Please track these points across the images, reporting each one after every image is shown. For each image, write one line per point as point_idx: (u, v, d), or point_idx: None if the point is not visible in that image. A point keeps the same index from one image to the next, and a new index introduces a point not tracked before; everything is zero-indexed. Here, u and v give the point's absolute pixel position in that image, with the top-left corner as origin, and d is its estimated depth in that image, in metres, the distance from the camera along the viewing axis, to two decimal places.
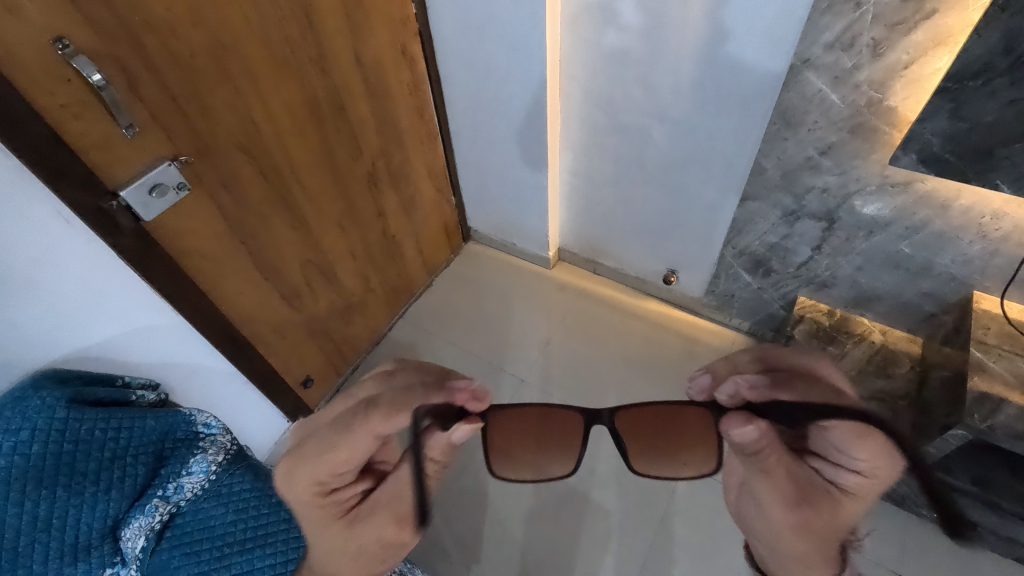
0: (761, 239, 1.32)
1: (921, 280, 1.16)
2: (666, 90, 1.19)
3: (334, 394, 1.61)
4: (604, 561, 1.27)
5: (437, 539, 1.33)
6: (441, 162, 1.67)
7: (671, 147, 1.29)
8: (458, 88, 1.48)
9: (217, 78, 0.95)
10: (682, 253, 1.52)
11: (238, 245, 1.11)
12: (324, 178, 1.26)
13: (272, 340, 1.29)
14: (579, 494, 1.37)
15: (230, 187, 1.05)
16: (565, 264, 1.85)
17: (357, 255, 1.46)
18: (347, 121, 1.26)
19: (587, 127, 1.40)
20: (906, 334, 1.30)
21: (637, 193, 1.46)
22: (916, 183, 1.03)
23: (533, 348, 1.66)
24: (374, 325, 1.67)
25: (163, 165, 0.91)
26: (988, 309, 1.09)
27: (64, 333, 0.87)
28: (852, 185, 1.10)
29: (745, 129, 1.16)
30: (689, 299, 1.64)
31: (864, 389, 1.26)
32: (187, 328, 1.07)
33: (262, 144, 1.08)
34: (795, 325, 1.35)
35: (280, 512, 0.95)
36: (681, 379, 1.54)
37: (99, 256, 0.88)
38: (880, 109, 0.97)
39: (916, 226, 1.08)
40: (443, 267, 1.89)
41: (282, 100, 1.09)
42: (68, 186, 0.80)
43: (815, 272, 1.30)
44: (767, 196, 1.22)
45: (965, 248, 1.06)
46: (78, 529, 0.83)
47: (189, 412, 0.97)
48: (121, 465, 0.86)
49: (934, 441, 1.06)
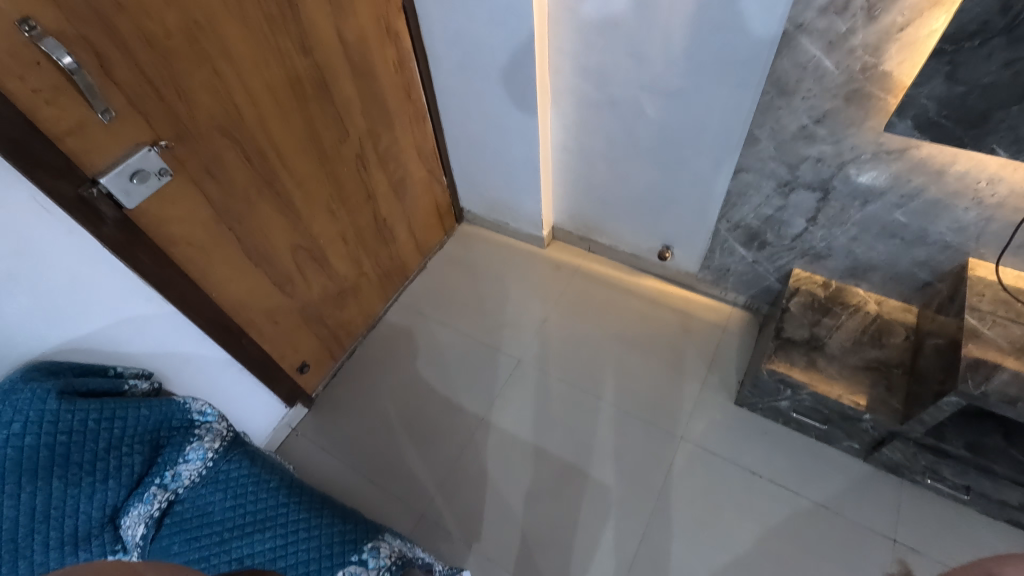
0: (756, 211, 1.30)
1: (915, 248, 1.16)
2: (657, 61, 1.17)
3: (331, 378, 1.61)
4: (603, 535, 1.28)
5: (438, 519, 1.35)
6: (430, 142, 1.65)
7: (663, 120, 1.27)
8: (446, 65, 1.44)
9: (194, 60, 0.92)
10: (676, 228, 1.51)
11: (225, 232, 1.10)
12: (311, 161, 1.24)
13: (265, 326, 1.29)
14: (577, 470, 1.38)
15: (214, 173, 1.03)
16: (559, 243, 1.83)
17: (348, 239, 1.45)
18: (332, 102, 1.23)
19: (578, 101, 1.37)
20: (902, 303, 1.29)
21: (630, 168, 1.44)
22: (911, 150, 1.01)
23: (529, 328, 1.66)
24: (368, 309, 1.66)
25: (143, 150, 0.89)
26: (983, 276, 1.09)
27: (51, 324, 0.86)
28: (846, 153, 1.08)
29: (737, 99, 1.14)
30: (685, 275, 1.63)
31: (859, 358, 1.25)
32: (177, 318, 1.06)
33: (245, 127, 1.05)
34: (789, 297, 1.35)
35: (278, 496, 0.95)
36: (678, 354, 1.54)
37: (83, 247, 0.87)
38: (875, 74, 0.95)
39: (911, 194, 1.07)
40: (437, 249, 1.88)
41: (263, 81, 1.05)
42: (46, 174, 0.78)
43: (809, 244, 1.29)
44: (761, 167, 1.21)
45: (961, 215, 1.05)
46: (77, 518, 0.83)
47: (182, 400, 0.97)
48: (116, 455, 0.87)
49: (928, 409, 1.06)
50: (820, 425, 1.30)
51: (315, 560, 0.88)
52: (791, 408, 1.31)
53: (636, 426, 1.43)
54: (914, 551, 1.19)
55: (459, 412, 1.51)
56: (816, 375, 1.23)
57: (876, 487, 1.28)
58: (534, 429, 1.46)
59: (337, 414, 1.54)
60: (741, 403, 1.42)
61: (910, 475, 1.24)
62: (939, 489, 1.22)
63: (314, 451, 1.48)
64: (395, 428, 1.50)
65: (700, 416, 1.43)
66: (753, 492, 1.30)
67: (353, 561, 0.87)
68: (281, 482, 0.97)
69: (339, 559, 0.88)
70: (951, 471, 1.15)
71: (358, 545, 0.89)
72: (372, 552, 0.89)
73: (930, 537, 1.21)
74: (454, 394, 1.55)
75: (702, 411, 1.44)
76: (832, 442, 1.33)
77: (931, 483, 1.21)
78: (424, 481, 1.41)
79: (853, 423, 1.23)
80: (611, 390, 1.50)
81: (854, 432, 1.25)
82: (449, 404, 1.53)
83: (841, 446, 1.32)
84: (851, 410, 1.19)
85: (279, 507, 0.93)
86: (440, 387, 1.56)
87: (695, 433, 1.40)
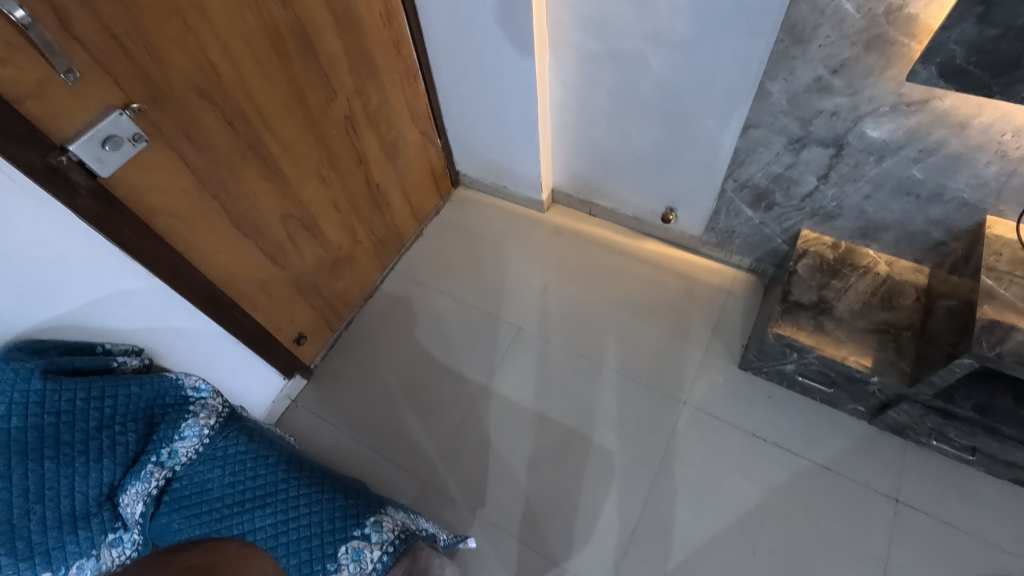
0: (765, 169, 1.25)
1: (931, 207, 1.11)
2: (663, 9, 1.08)
3: (330, 349, 1.58)
4: (607, 500, 1.29)
5: (441, 486, 1.35)
6: (423, 102, 1.57)
7: (668, 74, 1.20)
8: (437, 17, 1.35)
9: (163, 12, 0.85)
10: (680, 188, 1.45)
11: (210, 201, 1.04)
12: (297, 123, 1.17)
13: (259, 298, 1.25)
14: (579, 436, 1.37)
15: (193, 137, 0.97)
16: (559, 207, 1.78)
17: (340, 206, 1.39)
18: (317, 59, 1.16)
19: (578, 54, 1.29)
20: (913, 264, 1.26)
21: (633, 126, 1.37)
22: (933, 101, 0.95)
23: (529, 294, 1.62)
24: (365, 278, 1.62)
25: (113, 115, 0.83)
26: (1002, 235, 1.04)
27: (31, 300, 0.84)
28: (864, 105, 1.02)
29: (748, 48, 1.06)
30: (688, 238, 1.59)
31: (867, 321, 1.22)
32: (165, 292, 1.03)
33: (223, 87, 0.98)
34: (797, 259, 1.31)
35: (278, 472, 0.94)
36: (682, 319, 1.51)
37: (59, 220, 0.83)
38: (899, 18, 0.88)
39: (931, 149, 1.02)
40: (434, 215, 1.82)
41: (240, 36, 0.98)
42: (9, 141, 0.73)
43: (819, 204, 1.24)
44: (772, 123, 1.15)
45: (981, 169, 1.00)
46: (73, 498, 0.81)
47: (174, 377, 0.96)
48: (109, 433, 0.85)
49: (939, 371, 1.04)
50: (825, 389, 1.28)
51: (317, 535, 0.87)
52: (797, 372, 1.29)
53: (639, 391, 1.42)
54: (916, 510, 1.20)
55: (459, 380, 1.50)
56: (823, 338, 1.21)
57: (880, 449, 1.28)
58: (535, 396, 1.45)
59: (338, 384, 1.52)
60: (745, 367, 1.40)
61: (915, 436, 1.23)
62: (944, 450, 1.21)
63: (315, 422, 1.47)
64: (395, 397, 1.49)
65: (703, 380, 1.41)
66: (757, 455, 1.30)
67: (355, 536, 0.87)
68: (280, 457, 0.96)
69: (341, 534, 0.87)
70: (958, 432, 1.14)
71: (360, 519, 0.89)
72: (374, 526, 0.88)
73: (933, 496, 1.21)
74: (454, 362, 1.53)
75: (705, 375, 1.42)
76: (836, 405, 1.32)
77: (937, 444, 1.21)
78: (426, 449, 1.40)
79: (859, 386, 1.21)
80: (613, 356, 1.48)
81: (860, 395, 1.24)
82: (450, 372, 1.51)
83: (846, 409, 1.31)
84: (857, 372, 1.17)
85: (279, 483, 0.92)
86: (440, 356, 1.54)
87: (698, 398, 1.39)
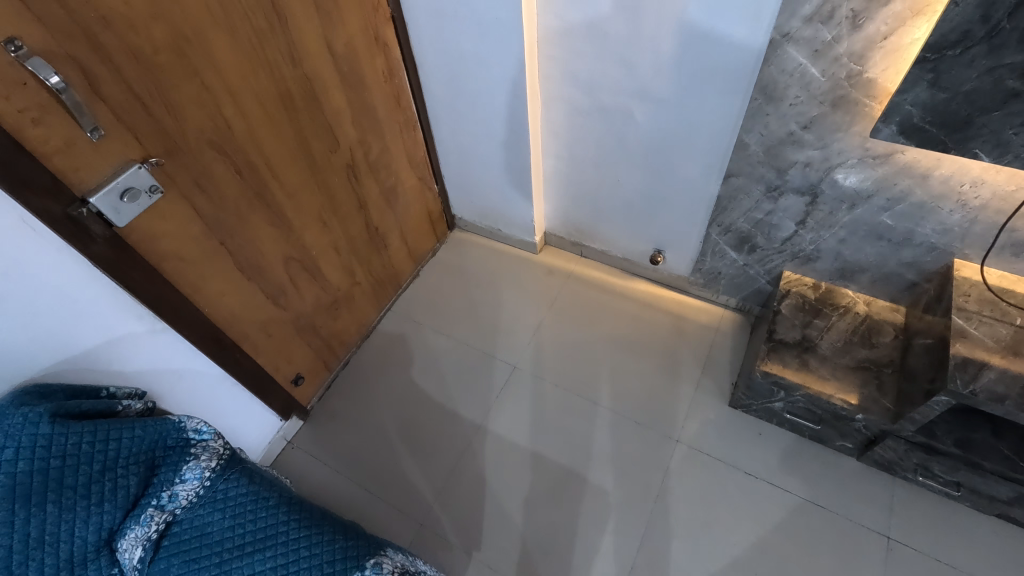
0: (746, 215, 1.32)
1: (902, 250, 1.18)
2: (646, 69, 1.18)
3: (326, 390, 1.59)
4: (603, 539, 1.29)
5: (436, 527, 1.35)
6: (421, 150, 1.64)
7: (653, 127, 1.28)
8: (435, 73, 1.44)
9: (183, 74, 0.91)
10: (667, 232, 1.52)
11: (217, 246, 1.08)
12: (302, 171, 1.23)
13: (259, 340, 1.28)
14: (576, 476, 1.38)
15: (205, 187, 1.02)
16: (551, 248, 1.84)
17: (340, 248, 1.44)
18: (322, 113, 1.23)
19: (568, 109, 1.38)
20: (890, 303, 1.32)
21: (620, 174, 1.45)
22: (896, 155, 1.03)
23: (524, 334, 1.66)
24: (362, 318, 1.65)
25: (132, 168, 0.88)
26: (969, 277, 1.11)
27: (42, 346, 0.86)
28: (833, 158, 1.10)
29: (726, 105, 1.15)
30: (677, 278, 1.65)
31: (850, 358, 1.27)
32: (170, 335, 1.06)
33: (234, 140, 1.04)
34: (780, 299, 1.37)
35: (278, 514, 0.94)
36: (673, 357, 1.55)
37: (74, 267, 0.86)
38: (860, 81, 0.97)
39: (898, 197, 1.09)
40: (429, 257, 1.87)
41: (253, 94, 1.05)
42: (33, 193, 0.77)
43: (799, 247, 1.31)
44: (751, 172, 1.22)
45: (946, 217, 1.07)
46: (73, 543, 0.82)
47: (178, 419, 0.97)
48: (111, 477, 0.86)
49: (919, 408, 1.09)
50: (814, 426, 1.32)
51: None
52: (785, 409, 1.32)
53: (633, 430, 1.44)
54: (908, 547, 1.21)
55: (455, 420, 1.51)
56: (808, 376, 1.25)
57: (870, 486, 1.30)
58: (531, 435, 1.46)
59: (334, 424, 1.53)
60: (735, 405, 1.43)
61: (902, 472, 1.26)
62: (930, 485, 1.24)
63: (310, 463, 1.47)
64: (391, 438, 1.50)
65: (695, 417, 1.44)
66: (749, 492, 1.32)
67: None
68: (281, 499, 0.97)
69: None
70: (942, 467, 1.17)
71: (361, 561, 0.89)
72: (375, 568, 0.88)
73: (923, 532, 1.23)
74: (451, 403, 1.54)
75: (697, 413, 1.45)
76: (825, 442, 1.34)
77: (923, 480, 1.23)
78: (421, 490, 1.40)
79: (846, 422, 1.25)
80: (607, 395, 1.50)
81: (847, 431, 1.27)
82: (446, 412, 1.53)
83: (834, 445, 1.34)
84: (843, 409, 1.21)
85: (279, 525, 0.93)
86: (435, 396, 1.56)
87: (691, 436, 1.41)
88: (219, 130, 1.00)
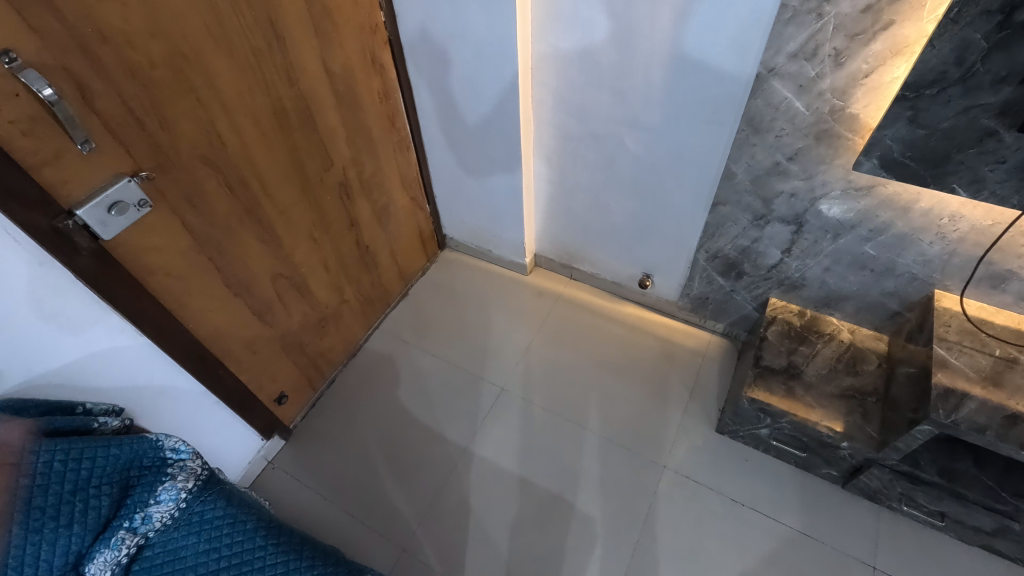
0: (733, 242, 1.34)
1: (884, 280, 1.20)
2: (637, 99, 1.21)
3: (310, 409, 1.57)
4: (588, 568, 1.27)
5: (418, 554, 1.31)
6: (414, 170, 1.65)
7: (642, 154, 1.31)
8: (430, 96, 1.47)
9: (179, 90, 0.91)
10: (655, 257, 1.54)
11: (205, 261, 1.07)
12: (293, 189, 1.23)
13: (243, 357, 1.25)
14: (563, 502, 1.36)
15: (196, 204, 1.01)
16: (541, 270, 1.85)
17: (330, 266, 1.43)
18: (317, 132, 1.23)
19: (560, 134, 1.40)
20: (873, 332, 1.33)
21: (611, 199, 1.47)
22: (878, 187, 1.06)
23: (512, 355, 1.65)
24: (349, 336, 1.64)
25: (123, 181, 0.87)
26: (949, 307, 1.13)
27: (19, 360, 0.84)
28: (818, 188, 1.13)
29: (714, 136, 1.18)
30: (665, 303, 1.66)
31: (835, 386, 1.28)
32: (151, 350, 1.04)
33: (228, 156, 1.04)
34: (767, 326, 1.38)
35: (255, 538, 0.92)
36: (660, 381, 1.55)
37: (56, 280, 0.85)
38: (842, 116, 1.00)
39: (879, 229, 1.12)
40: (419, 276, 1.87)
41: (248, 111, 1.05)
42: (19, 205, 0.76)
43: (785, 274, 1.33)
44: (738, 201, 1.25)
45: (926, 248, 1.10)
46: (37, 567, 0.80)
47: (155, 438, 0.93)
48: (83, 497, 0.84)
49: (902, 438, 1.10)
50: (800, 453, 1.32)
51: None
52: (772, 436, 1.33)
53: (620, 455, 1.43)
54: None
55: (440, 442, 1.49)
56: (794, 403, 1.26)
57: (855, 515, 1.30)
58: (517, 459, 1.44)
59: (316, 445, 1.50)
60: (721, 431, 1.43)
61: (887, 501, 1.26)
62: (914, 515, 1.24)
63: (291, 485, 1.43)
64: (374, 460, 1.47)
65: (682, 443, 1.44)
66: (736, 520, 1.31)
67: None
68: (259, 523, 0.94)
69: None
70: (926, 497, 1.17)
71: None
72: None
73: (908, 563, 1.22)
74: (437, 424, 1.52)
75: (685, 438, 1.44)
76: (811, 469, 1.34)
77: (907, 509, 1.24)
78: (404, 514, 1.37)
79: (831, 450, 1.25)
80: (594, 419, 1.50)
81: (832, 459, 1.27)
82: (431, 434, 1.51)
83: (820, 473, 1.34)
84: (828, 437, 1.22)
85: (256, 550, 0.90)
86: (421, 417, 1.54)
87: (678, 462, 1.41)
88: (212, 146, 1.01)
